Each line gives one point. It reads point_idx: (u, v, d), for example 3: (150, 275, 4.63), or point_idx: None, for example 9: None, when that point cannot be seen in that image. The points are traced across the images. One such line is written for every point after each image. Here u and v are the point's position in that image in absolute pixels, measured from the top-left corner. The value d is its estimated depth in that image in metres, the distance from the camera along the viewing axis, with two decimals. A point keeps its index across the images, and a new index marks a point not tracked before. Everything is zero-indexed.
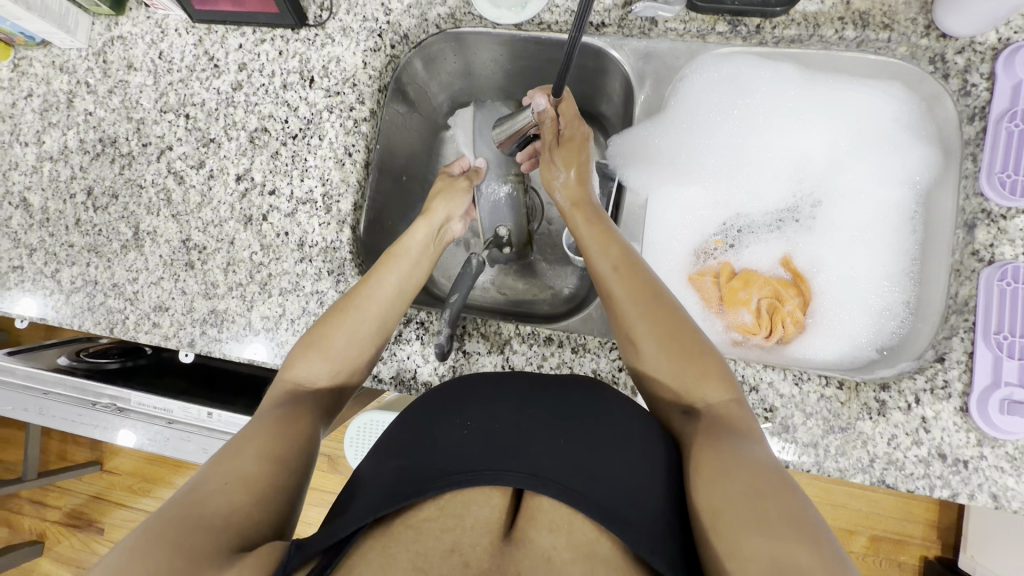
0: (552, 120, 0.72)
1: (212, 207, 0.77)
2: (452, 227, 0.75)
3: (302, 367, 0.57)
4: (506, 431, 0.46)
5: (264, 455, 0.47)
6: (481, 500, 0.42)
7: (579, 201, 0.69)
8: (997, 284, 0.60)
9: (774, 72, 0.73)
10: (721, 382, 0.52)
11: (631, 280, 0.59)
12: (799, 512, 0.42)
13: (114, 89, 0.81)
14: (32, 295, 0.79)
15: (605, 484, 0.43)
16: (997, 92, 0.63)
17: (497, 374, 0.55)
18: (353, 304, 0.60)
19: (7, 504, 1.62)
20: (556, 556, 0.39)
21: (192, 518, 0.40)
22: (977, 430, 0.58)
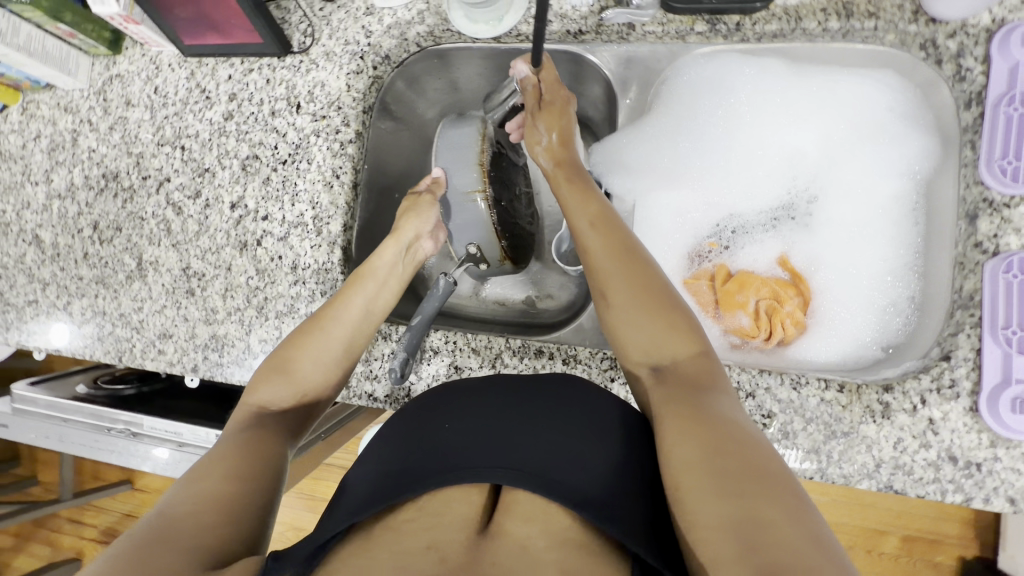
0: (534, 86, 0.70)
1: (209, 234, 0.79)
2: (423, 245, 0.73)
3: (266, 390, 0.57)
4: (480, 431, 0.46)
5: (230, 475, 0.46)
6: (460, 497, 0.43)
7: (563, 162, 0.69)
8: (1002, 277, 0.57)
9: (759, 69, 0.71)
10: (690, 336, 0.52)
11: (607, 233, 0.59)
12: (764, 465, 0.41)
13: (114, 126, 0.85)
14: (61, 323, 0.82)
15: (582, 473, 0.43)
16: (994, 75, 0.60)
17: (469, 383, 0.55)
18: (319, 327, 0.61)
19: (43, 525, 1.69)
20: (531, 546, 0.39)
21: (158, 543, 0.39)
22: (989, 431, 0.56)
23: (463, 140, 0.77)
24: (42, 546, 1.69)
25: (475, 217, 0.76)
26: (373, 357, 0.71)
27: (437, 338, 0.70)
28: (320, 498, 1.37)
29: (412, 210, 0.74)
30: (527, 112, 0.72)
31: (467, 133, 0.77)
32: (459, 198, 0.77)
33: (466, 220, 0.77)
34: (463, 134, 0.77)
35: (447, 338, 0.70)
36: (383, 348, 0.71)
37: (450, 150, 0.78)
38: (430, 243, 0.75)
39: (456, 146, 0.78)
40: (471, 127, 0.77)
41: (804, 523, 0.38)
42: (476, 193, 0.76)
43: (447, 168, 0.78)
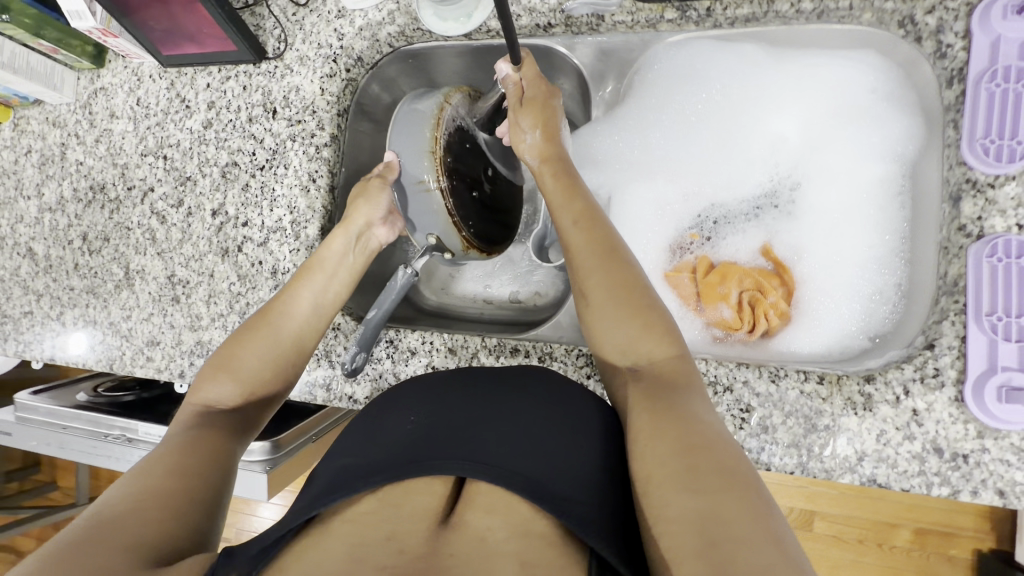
0: (516, 85, 0.68)
1: (191, 242, 0.80)
2: (374, 232, 0.72)
3: (209, 389, 0.57)
4: (445, 423, 0.44)
5: (174, 470, 0.47)
6: (424, 489, 0.39)
7: (549, 157, 0.65)
8: (987, 261, 0.55)
9: (735, 55, 0.70)
10: (667, 338, 0.50)
11: (591, 234, 0.56)
12: (730, 464, 0.39)
13: (99, 138, 0.86)
14: (80, 332, 0.83)
15: (548, 466, 0.41)
16: (974, 51, 0.58)
17: (443, 377, 0.53)
18: (266, 322, 0.63)
19: None
20: (490, 537, 0.35)
21: (100, 541, 0.39)
22: (976, 421, 0.54)
23: (414, 123, 0.70)
24: None
25: (428, 207, 0.69)
26: None
27: (414, 338, 0.70)
28: None
29: (362, 196, 0.71)
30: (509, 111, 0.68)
31: (420, 116, 0.70)
32: (411, 187, 0.70)
33: (423, 210, 0.71)
34: (416, 116, 0.70)
35: (424, 338, 0.69)
36: None
37: (403, 133, 0.71)
38: (384, 231, 0.74)
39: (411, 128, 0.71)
40: (424, 107, 0.70)
41: (767, 526, 0.36)
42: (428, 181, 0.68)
43: (400, 153, 0.71)
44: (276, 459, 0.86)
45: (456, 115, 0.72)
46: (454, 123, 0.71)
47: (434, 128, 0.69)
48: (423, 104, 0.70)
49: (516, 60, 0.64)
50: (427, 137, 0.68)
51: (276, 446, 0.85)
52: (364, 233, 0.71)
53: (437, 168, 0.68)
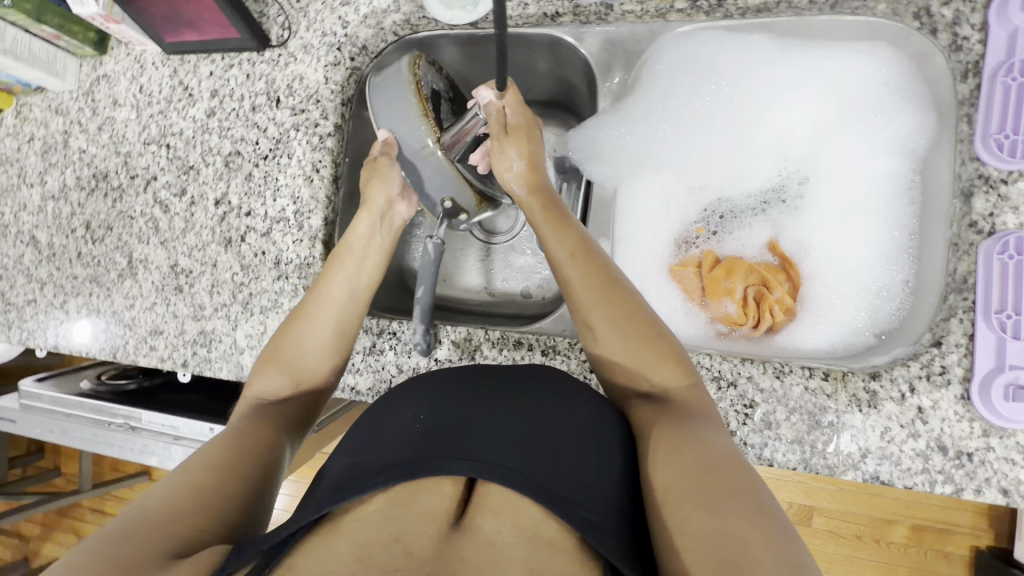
0: (499, 112, 0.65)
1: (195, 231, 0.79)
2: (397, 210, 0.69)
3: (260, 381, 0.59)
4: (453, 418, 0.43)
5: (215, 464, 0.47)
6: (432, 490, 0.39)
7: (535, 188, 0.64)
8: (997, 258, 0.55)
9: (745, 46, 0.69)
10: (679, 364, 0.50)
11: (592, 269, 0.54)
12: (751, 488, 0.39)
13: (102, 126, 0.86)
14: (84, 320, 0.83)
15: (559, 469, 0.40)
16: (991, 44, 0.58)
17: (448, 372, 0.50)
18: (304, 312, 0.62)
19: (66, 515, 1.75)
20: (498, 541, 0.35)
21: (131, 538, 0.39)
22: (981, 419, 0.53)
23: (394, 93, 0.67)
24: (65, 535, 1.75)
25: (436, 170, 0.69)
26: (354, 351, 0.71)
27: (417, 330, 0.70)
28: None
29: (374, 174, 0.68)
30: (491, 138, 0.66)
31: (396, 85, 0.67)
32: (414, 155, 0.69)
33: (432, 173, 0.70)
34: (391, 86, 0.67)
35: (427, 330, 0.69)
36: (364, 341, 0.71)
37: (386, 107, 0.68)
38: (405, 207, 0.70)
39: (392, 97, 0.68)
40: (396, 74, 0.67)
41: (786, 552, 0.35)
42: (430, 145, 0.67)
43: (393, 127, 0.69)
44: None
45: (429, 77, 0.69)
46: (430, 85, 0.69)
47: (417, 93, 0.67)
48: (393, 72, 0.67)
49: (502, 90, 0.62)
50: (414, 102, 0.67)
51: None
52: (387, 212, 0.68)
53: (434, 131, 0.67)
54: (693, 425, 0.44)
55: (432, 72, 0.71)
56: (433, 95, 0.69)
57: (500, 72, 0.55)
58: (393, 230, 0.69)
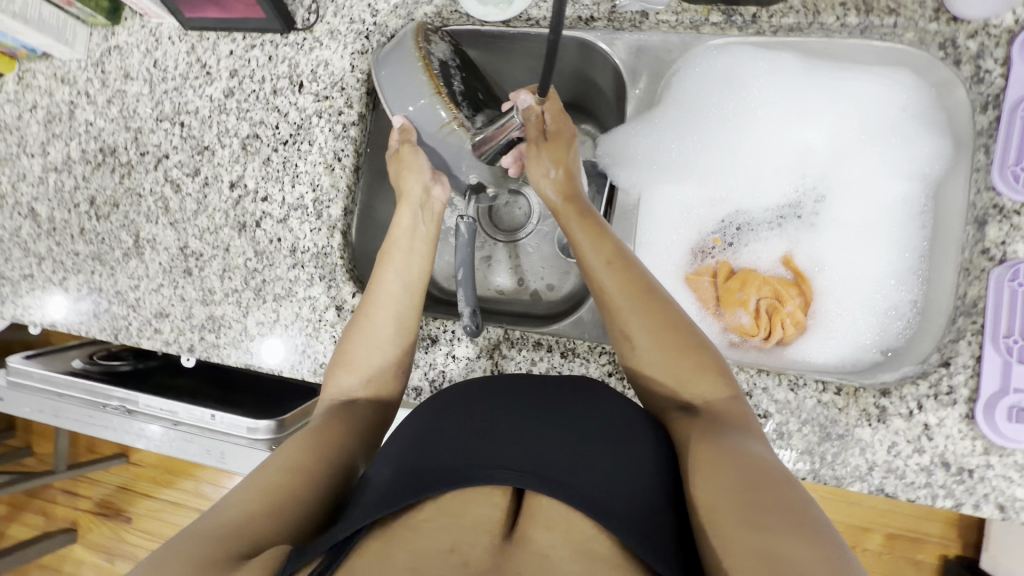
0: (538, 117, 0.67)
1: (207, 214, 0.78)
2: (435, 194, 0.69)
3: (334, 383, 0.61)
4: (500, 431, 0.46)
5: (290, 467, 0.49)
6: (482, 500, 0.42)
7: (571, 196, 0.65)
8: (1008, 285, 0.57)
9: (773, 64, 0.70)
10: (719, 378, 0.51)
11: (629, 279, 0.56)
12: (795, 502, 0.40)
13: (112, 99, 0.83)
14: (57, 294, 0.82)
15: (607, 486, 0.42)
16: (1013, 77, 0.59)
17: (488, 379, 0.54)
18: (364, 313, 0.63)
19: (37, 496, 1.69)
20: (553, 554, 0.38)
21: (209, 537, 0.42)
22: (983, 438, 0.56)
23: (402, 75, 0.65)
24: (34, 517, 1.69)
25: (458, 148, 0.68)
26: None
27: (436, 326, 0.70)
28: None
29: (404, 166, 0.69)
30: (528, 143, 0.68)
31: (404, 65, 0.65)
32: (434, 135, 0.68)
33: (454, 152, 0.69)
34: (400, 67, 0.66)
35: (445, 325, 0.69)
36: None
37: (397, 90, 0.66)
38: (442, 188, 0.70)
39: (400, 77, 0.66)
40: (403, 54, 0.65)
41: (836, 565, 0.36)
42: (448, 122, 0.66)
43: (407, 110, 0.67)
44: (280, 439, 0.85)
45: (434, 51, 0.67)
46: (437, 59, 0.67)
47: (427, 70, 0.65)
48: (398, 53, 0.66)
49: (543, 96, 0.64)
50: (424, 80, 0.65)
51: (280, 426, 0.84)
52: (427, 205, 0.68)
53: (450, 106, 0.65)
54: (733, 439, 0.46)
55: (437, 47, 0.68)
56: (442, 69, 0.67)
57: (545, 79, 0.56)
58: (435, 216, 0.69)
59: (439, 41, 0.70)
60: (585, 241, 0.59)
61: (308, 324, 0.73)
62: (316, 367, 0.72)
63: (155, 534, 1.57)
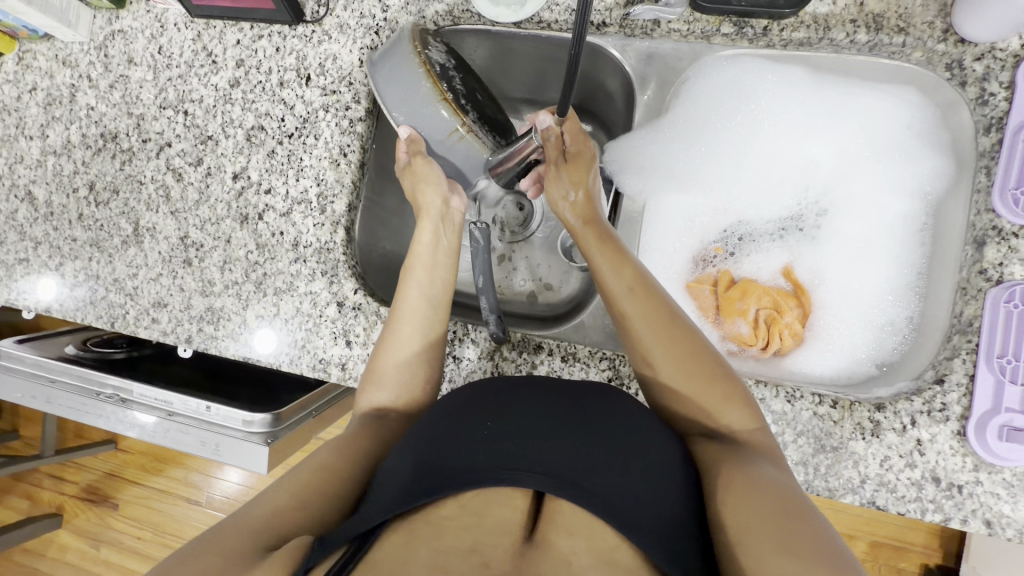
0: (557, 137, 0.66)
1: (209, 205, 0.77)
2: (453, 206, 0.69)
3: (369, 396, 0.62)
4: (524, 434, 0.46)
5: (317, 468, 0.53)
6: (503, 502, 0.43)
7: (590, 218, 0.65)
8: (1003, 306, 0.58)
9: (781, 77, 0.71)
10: (745, 407, 0.52)
11: (651, 308, 0.56)
12: (824, 534, 0.42)
13: (115, 84, 0.82)
14: (48, 276, 0.81)
15: (627, 492, 0.43)
16: (1017, 102, 0.60)
17: (509, 383, 0.55)
18: (390, 330, 0.64)
19: (23, 480, 1.67)
20: (575, 561, 0.39)
21: (237, 530, 0.46)
22: (974, 455, 0.57)
23: (404, 85, 0.64)
24: (18, 501, 1.67)
25: (468, 154, 0.68)
26: (371, 341, 0.71)
27: None
28: None
29: (420, 179, 0.69)
30: (549, 163, 0.68)
31: (404, 74, 0.64)
32: (442, 143, 0.67)
33: (463, 158, 0.69)
34: (400, 75, 0.64)
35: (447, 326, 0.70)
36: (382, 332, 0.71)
37: (400, 100, 0.65)
38: (461, 200, 0.70)
39: (400, 83, 0.64)
40: (402, 63, 0.64)
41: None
42: (457, 129, 0.65)
43: (411, 118, 0.66)
44: (276, 433, 0.85)
45: (432, 56, 0.65)
46: (436, 63, 0.65)
47: (428, 75, 0.63)
48: (397, 62, 0.64)
49: (563, 119, 0.62)
50: (428, 88, 0.63)
51: (276, 419, 0.84)
52: (446, 215, 0.69)
53: (458, 114, 0.64)
54: (760, 466, 0.47)
55: (434, 51, 0.66)
56: (444, 73, 0.65)
57: (563, 97, 0.55)
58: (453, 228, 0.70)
59: (433, 43, 0.68)
60: (605, 263, 0.60)
61: (309, 319, 0.72)
62: (315, 363, 0.72)
63: (143, 521, 1.56)
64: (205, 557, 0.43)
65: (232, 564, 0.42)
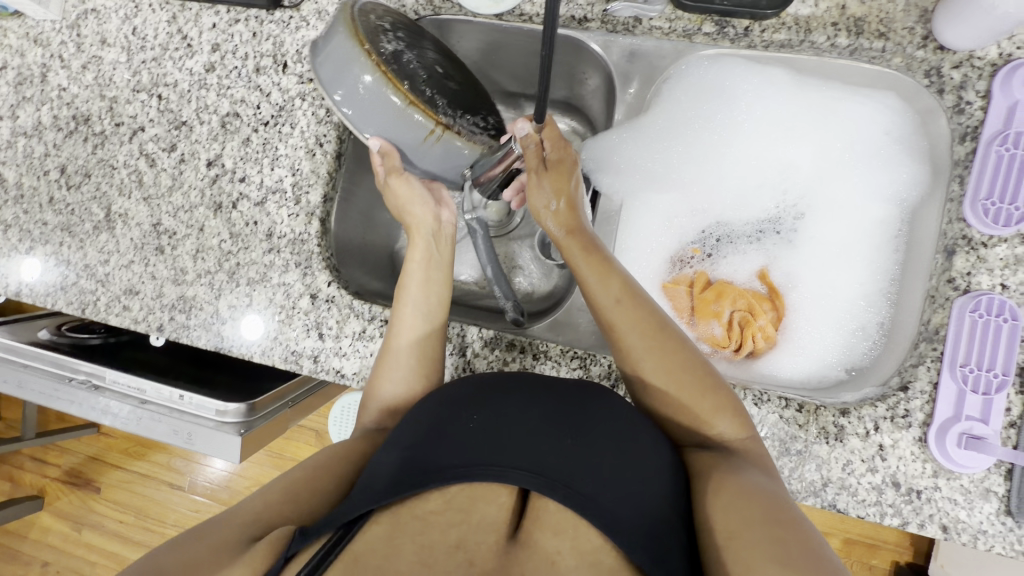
0: (537, 144, 0.62)
1: (182, 191, 0.76)
2: (443, 218, 0.70)
3: (374, 404, 0.62)
4: (512, 432, 0.46)
5: (315, 465, 0.54)
6: (490, 498, 0.44)
7: (574, 229, 0.63)
8: (969, 315, 0.58)
9: (762, 78, 0.71)
10: (737, 418, 0.53)
11: (641, 320, 0.55)
12: (818, 546, 0.41)
13: (87, 65, 0.80)
14: (35, 258, 0.79)
15: (613, 490, 0.43)
16: (992, 112, 0.60)
17: (498, 376, 0.53)
18: (385, 348, 0.64)
19: (4, 461, 1.66)
20: (559, 560, 0.40)
21: (227, 519, 0.47)
22: (934, 461, 0.58)
23: (364, 96, 0.59)
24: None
25: (447, 154, 0.64)
26: (343, 335, 0.70)
27: None
28: (290, 457, 1.44)
29: (403, 198, 0.68)
30: (529, 171, 0.65)
31: (360, 84, 0.58)
32: (417, 147, 0.63)
33: (440, 158, 0.65)
34: (354, 79, 0.58)
35: None
36: (354, 326, 0.70)
37: (365, 113, 0.60)
38: (451, 212, 0.71)
39: (357, 91, 0.59)
40: (355, 73, 0.58)
41: None
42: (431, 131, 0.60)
43: (379, 129, 0.61)
44: (250, 423, 0.85)
45: (386, 50, 0.58)
46: (391, 58, 0.58)
47: (384, 75, 0.57)
48: (351, 72, 0.58)
49: (543, 123, 0.60)
50: (391, 96, 0.58)
51: (251, 409, 0.84)
52: (438, 232, 0.69)
53: (431, 116, 0.59)
54: (751, 474, 0.47)
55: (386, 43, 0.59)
56: (402, 67, 0.59)
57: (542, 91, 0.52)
58: (444, 245, 0.70)
59: (381, 30, 0.60)
60: (592, 273, 0.59)
61: (281, 311, 0.72)
62: (287, 355, 0.71)
63: (124, 505, 1.55)
64: (197, 540, 0.44)
65: (219, 553, 0.43)
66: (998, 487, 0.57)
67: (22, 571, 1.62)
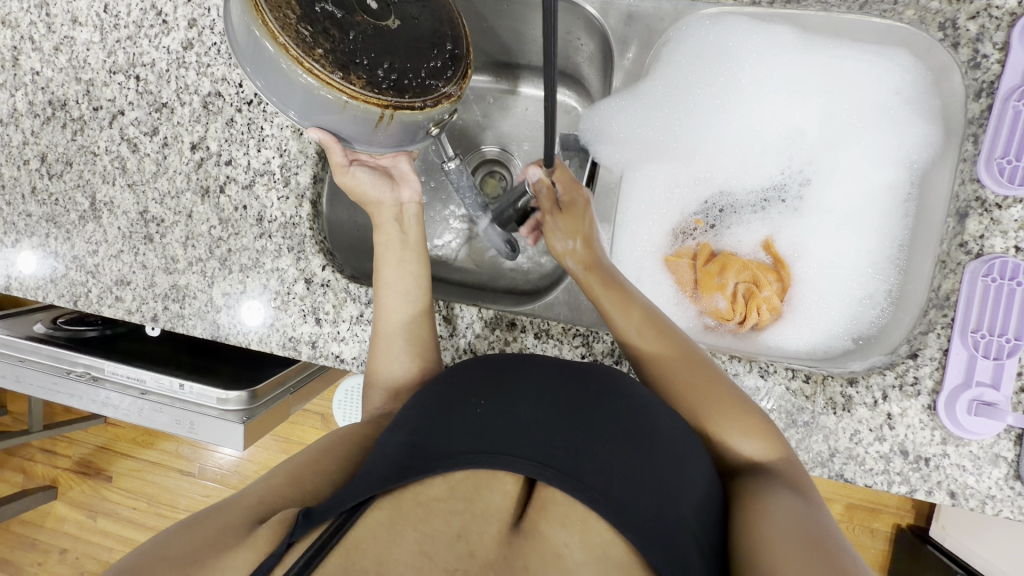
0: (549, 188, 0.68)
1: (167, 176, 0.73)
2: (403, 199, 0.66)
3: (374, 393, 0.62)
4: (519, 425, 0.45)
5: (314, 452, 0.53)
6: (495, 487, 0.43)
7: (592, 264, 0.63)
8: (981, 280, 0.57)
9: (767, 35, 0.68)
10: (770, 440, 0.51)
11: (664, 345, 0.55)
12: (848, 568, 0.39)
13: (60, 47, 0.76)
14: (29, 249, 0.77)
15: (624, 484, 0.42)
16: (1010, 65, 0.57)
17: (504, 358, 0.52)
18: (374, 337, 0.63)
19: (15, 454, 1.68)
20: (567, 554, 0.39)
21: (223, 508, 0.45)
22: (942, 428, 0.57)
23: (300, 98, 0.50)
24: (11, 474, 1.68)
25: (405, 131, 0.55)
26: (341, 319, 0.69)
27: None
28: (297, 440, 1.45)
29: (365, 195, 0.65)
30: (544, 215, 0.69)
31: (280, 75, 0.49)
32: (371, 132, 0.54)
33: (393, 137, 0.55)
34: (272, 71, 0.49)
35: None
36: (352, 310, 0.69)
37: (305, 112, 0.52)
38: (410, 189, 0.67)
39: (279, 83, 0.50)
40: (280, 74, 0.48)
41: None
42: (380, 116, 0.51)
43: (320, 122, 0.53)
44: (251, 411, 0.85)
45: (303, 33, 0.47)
46: (312, 39, 0.48)
47: (303, 67, 0.47)
48: (275, 72, 0.49)
49: (549, 170, 0.66)
50: (327, 94, 0.49)
51: (252, 397, 0.84)
52: (400, 214, 0.66)
53: (378, 102, 0.50)
54: (785, 496, 0.46)
55: (300, 22, 0.48)
56: (325, 49, 0.48)
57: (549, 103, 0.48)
58: (417, 224, 0.68)
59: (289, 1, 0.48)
60: (613, 305, 0.58)
61: (276, 297, 0.70)
62: (284, 342, 0.70)
63: (136, 493, 1.57)
64: (193, 530, 0.42)
65: (223, 537, 0.41)
66: (1008, 452, 0.56)
67: (41, 559, 1.65)
